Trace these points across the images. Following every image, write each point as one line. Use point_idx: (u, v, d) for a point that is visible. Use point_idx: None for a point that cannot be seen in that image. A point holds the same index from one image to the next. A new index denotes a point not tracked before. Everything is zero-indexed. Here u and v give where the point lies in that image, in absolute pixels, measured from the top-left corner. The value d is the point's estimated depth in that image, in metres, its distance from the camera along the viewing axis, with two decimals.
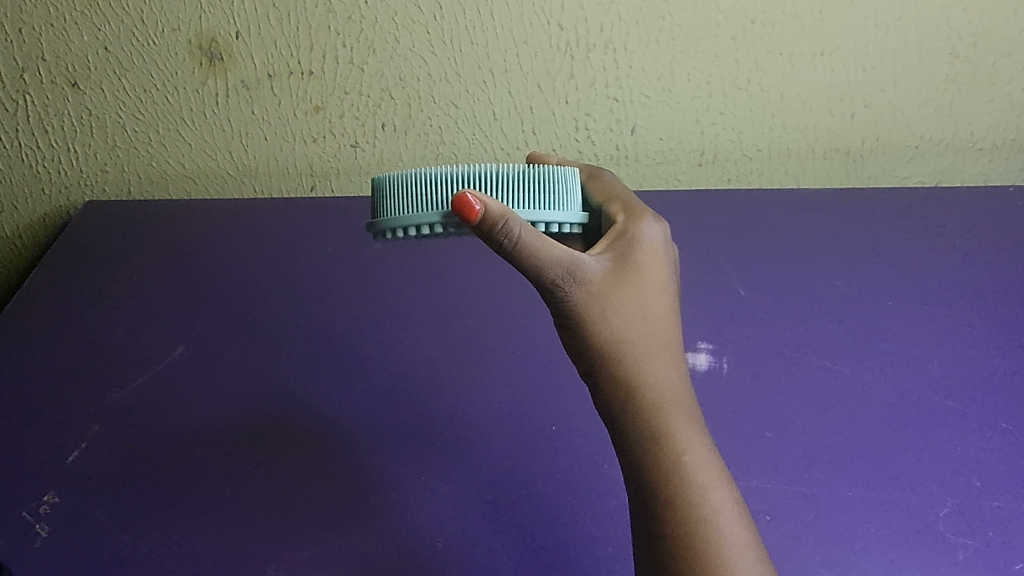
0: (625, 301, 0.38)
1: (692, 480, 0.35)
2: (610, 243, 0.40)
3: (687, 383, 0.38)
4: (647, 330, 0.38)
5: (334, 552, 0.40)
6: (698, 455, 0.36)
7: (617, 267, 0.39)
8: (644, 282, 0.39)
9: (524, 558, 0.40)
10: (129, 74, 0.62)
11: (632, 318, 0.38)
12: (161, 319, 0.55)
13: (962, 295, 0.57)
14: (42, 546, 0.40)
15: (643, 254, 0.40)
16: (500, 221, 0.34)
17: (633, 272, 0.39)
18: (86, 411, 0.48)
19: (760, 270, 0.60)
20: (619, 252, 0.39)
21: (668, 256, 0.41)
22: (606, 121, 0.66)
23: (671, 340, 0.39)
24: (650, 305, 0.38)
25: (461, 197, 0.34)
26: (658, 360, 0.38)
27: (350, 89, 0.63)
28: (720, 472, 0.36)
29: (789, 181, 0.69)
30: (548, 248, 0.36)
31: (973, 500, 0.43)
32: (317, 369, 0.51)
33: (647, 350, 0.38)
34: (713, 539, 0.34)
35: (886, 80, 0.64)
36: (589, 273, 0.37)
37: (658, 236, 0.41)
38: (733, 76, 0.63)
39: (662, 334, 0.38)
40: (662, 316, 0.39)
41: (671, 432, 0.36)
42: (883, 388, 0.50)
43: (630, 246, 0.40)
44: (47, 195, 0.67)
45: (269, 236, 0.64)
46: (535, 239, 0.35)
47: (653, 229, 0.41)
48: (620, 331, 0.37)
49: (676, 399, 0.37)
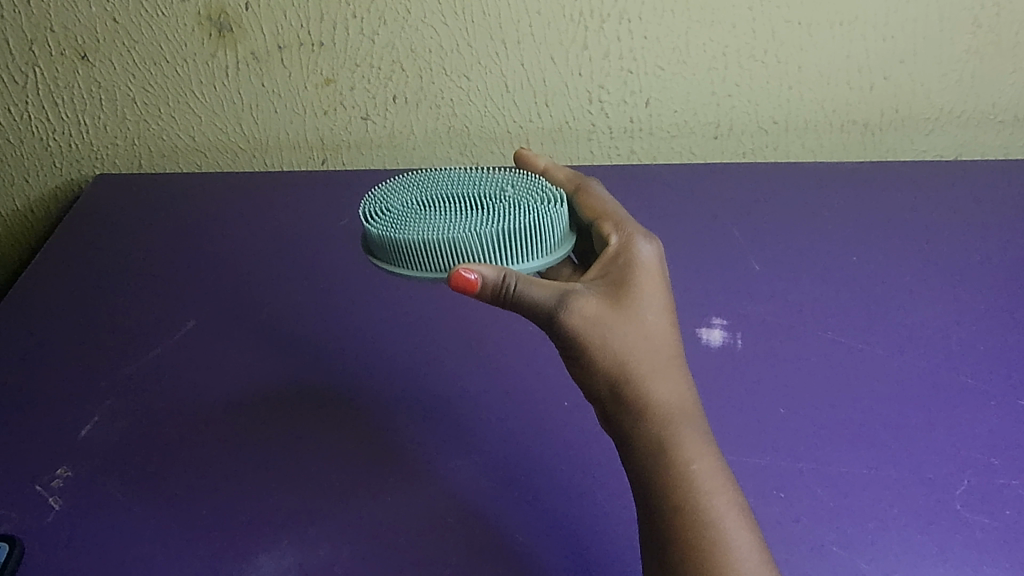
0: (625, 321, 0.39)
1: (695, 483, 0.35)
2: (604, 269, 0.41)
3: (693, 397, 0.39)
4: (647, 348, 0.38)
5: (342, 530, 0.39)
6: (702, 463, 0.36)
7: (612, 290, 0.40)
8: (642, 300, 0.40)
9: (538, 533, 0.39)
10: (139, 46, 0.62)
11: (633, 338, 0.38)
12: (173, 297, 0.55)
13: (979, 271, 0.56)
14: (55, 519, 0.39)
15: (638, 274, 0.40)
16: (491, 278, 0.37)
17: (630, 293, 0.39)
18: (97, 384, 0.48)
19: (773, 244, 0.60)
20: (612, 276, 0.41)
21: (663, 274, 0.42)
22: (620, 93, 0.65)
23: (675, 357, 0.39)
24: (649, 322, 0.39)
25: (456, 273, 0.37)
26: (660, 376, 0.38)
27: (361, 61, 0.63)
28: (728, 480, 0.36)
29: (806, 154, 0.69)
30: (538, 287, 0.38)
31: (989, 478, 0.41)
32: (328, 346, 0.51)
33: (648, 367, 0.38)
34: (715, 539, 0.33)
35: (906, 51, 0.63)
36: (584, 300, 0.38)
37: (652, 258, 0.42)
38: (750, 47, 0.62)
39: (664, 351, 0.39)
40: (663, 333, 0.39)
41: (676, 442, 0.36)
42: (901, 363, 0.49)
43: (623, 267, 0.41)
44: (59, 168, 0.68)
45: (279, 212, 0.64)
46: (529, 283, 0.38)
47: (645, 249, 0.42)
48: (621, 350, 0.38)
49: (682, 412, 0.37)
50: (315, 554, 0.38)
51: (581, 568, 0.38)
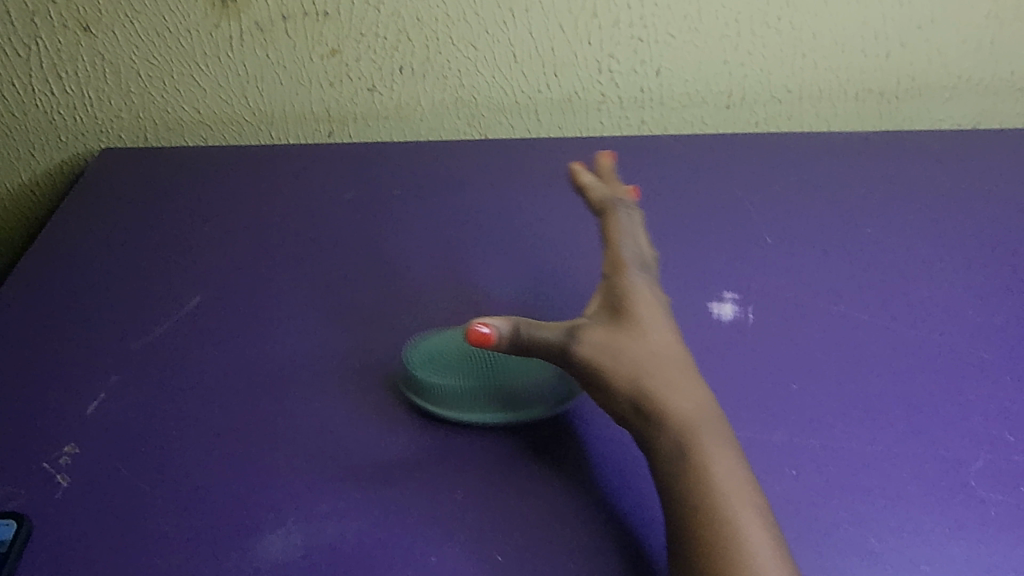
0: (635, 344, 0.39)
1: (713, 481, 0.34)
2: (604, 298, 0.42)
3: (712, 407, 0.38)
4: (661, 363, 0.38)
5: (349, 507, 0.39)
6: (720, 465, 0.35)
7: (614, 318, 0.40)
8: (646, 324, 0.40)
9: (546, 512, 0.38)
10: (141, 17, 0.62)
11: (644, 357, 0.38)
12: (180, 272, 0.55)
13: (996, 241, 0.55)
14: (62, 496, 0.39)
15: (637, 301, 0.41)
16: (503, 331, 0.39)
17: (632, 319, 0.40)
18: (104, 361, 0.48)
19: (786, 215, 0.59)
20: (613, 304, 0.41)
21: (660, 299, 0.42)
22: (631, 63, 0.65)
23: (688, 371, 0.39)
24: (656, 343, 0.39)
25: (471, 328, 0.39)
26: (675, 387, 0.37)
27: (367, 31, 0.63)
28: (749, 483, 0.35)
29: (820, 124, 0.69)
30: (544, 329, 0.39)
31: (1005, 454, 0.41)
32: (335, 321, 0.51)
33: (667, 380, 0.38)
34: (733, 532, 0.32)
35: (923, 17, 0.63)
36: (591, 333, 0.39)
37: (650, 288, 0.43)
38: (762, 13, 0.63)
39: (677, 366, 0.39)
40: (673, 351, 0.39)
41: (693, 448, 0.35)
42: (916, 335, 0.48)
43: (622, 294, 0.41)
44: (64, 142, 0.67)
45: (287, 185, 0.63)
46: (537, 327, 0.39)
47: (640, 278, 0.43)
48: (634, 368, 0.38)
49: (700, 419, 0.37)
50: (320, 532, 0.37)
51: (591, 549, 0.37)
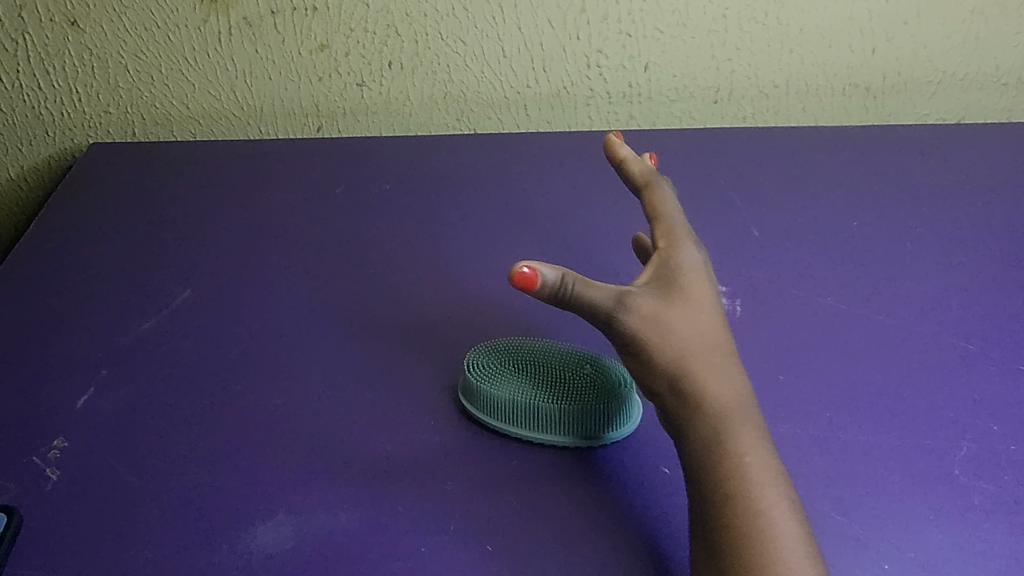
0: (683, 319, 0.38)
1: (750, 476, 0.34)
2: (654, 271, 0.40)
3: (748, 394, 0.38)
4: (705, 345, 0.38)
5: (339, 500, 0.39)
6: (756, 461, 0.35)
7: (665, 291, 0.38)
8: (693, 299, 0.39)
9: (537, 503, 0.39)
10: (130, 12, 0.62)
11: (690, 336, 0.37)
12: (168, 268, 0.55)
13: (981, 233, 0.56)
14: (52, 490, 0.39)
15: (688, 279, 0.40)
16: (553, 280, 0.35)
17: (682, 295, 0.39)
18: (93, 355, 0.48)
19: (773, 208, 0.59)
20: (663, 278, 0.39)
21: (710, 279, 0.41)
22: (619, 58, 0.66)
23: (727, 355, 0.38)
24: (704, 323, 0.38)
25: (517, 271, 0.34)
26: (717, 372, 0.37)
27: (356, 26, 0.63)
28: (782, 479, 0.35)
29: (807, 118, 0.69)
30: (597, 288, 0.36)
31: (988, 444, 0.41)
32: (324, 316, 0.51)
33: (708, 364, 0.37)
34: (769, 530, 0.32)
35: (909, 12, 0.64)
36: (644, 301, 0.37)
37: (698, 263, 0.41)
38: (750, 9, 0.64)
39: (718, 350, 0.38)
40: (717, 334, 0.39)
41: (730, 440, 0.35)
42: (902, 327, 0.49)
43: (673, 271, 0.40)
44: (52, 137, 0.67)
45: (276, 179, 0.63)
46: (590, 285, 0.36)
47: (691, 256, 0.41)
48: (679, 345, 0.37)
49: (738, 410, 0.36)
50: (311, 523, 0.38)
51: (581, 540, 0.37)
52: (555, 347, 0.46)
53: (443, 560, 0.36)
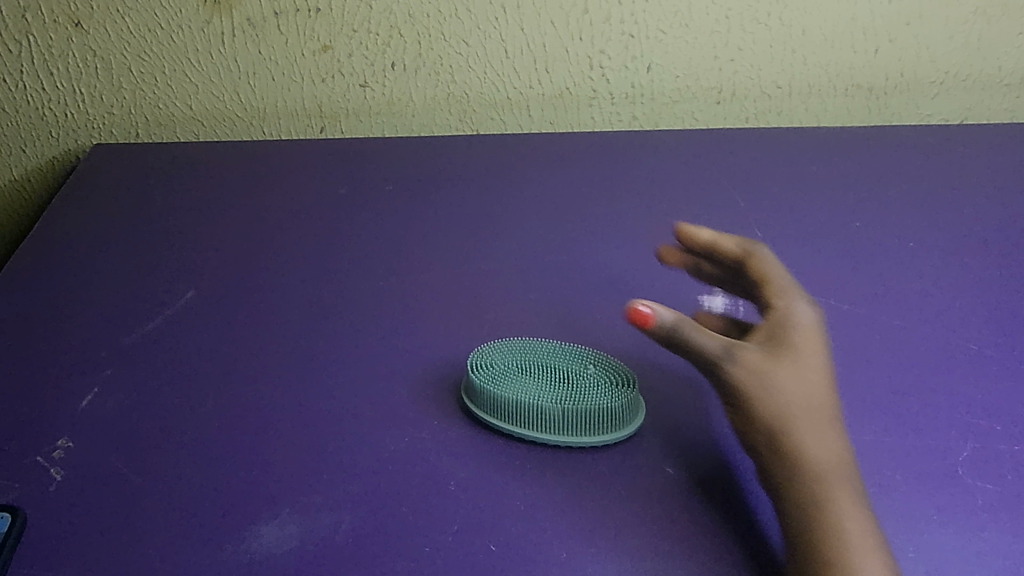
0: (790, 376, 0.36)
1: (843, 544, 0.32)
2: (766, 327, 0.39)
3: (852, 461, 0.35)
4: (810, 404, 0.36)
5: (343, 499, 0.39)
6: (852, 529, 0.33)
7: (773, 347, 0.38)
8: (805, 358, 0.37)
9: (542, 502, 0.39)
10: (133, 14, 0.63)
11: (795, 393, 0.36)
12: (172, 268, 0.55)
13: (985, 233, 0.56)
14: (56, 489, 0.39)
15: (799, 337, 0.38)
16: (665, 320, 0.38)
17: (791, 351, 0.37)
18: (97, 355, 0.48)
19: (777, 209, 0.59)
20: (773, 334, 0.38)
21: (823, 339, 0.39)
22: (621, 59, 0.66)
23: (838, 422, 0.36)
24: (811, 383, 0.37)
25: (631, 306, 0.38)
26: (820, 435, 0.35)
27: (359, 27, 0.64)
28: (881, 556, 0.32)
29: (810, 119, 0.69)
30: (706, 336, 0.38)
31: (992, 444, 0.41)
32: (328, 316, 0.51)
33: (811, 424, 0.35)
34: None
35: (911, 13, 0.64)
36: (750, 354, 0.37)
37: (812, 321, 0.40)
38: (753, 10, 0.64)
39: (824, 410, 0.36)
40: (824, 394, 0.37)
41: (826, 505, 0.33)
42: (905, 327, 0.49)
43: (784, 328, 0.39)
44: (55, 138, 0.68)
45: (279, 180, 0.64)
46: (698, 332, 0.38)
47: (805, 314, 0.40)
48: (782, 402, 0.36)
49: (838, 474, 0.34)
50: (315, 523, 0.38)
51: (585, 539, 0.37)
52: (557, 347, 0.46)
53: (447, 560, 0.36)
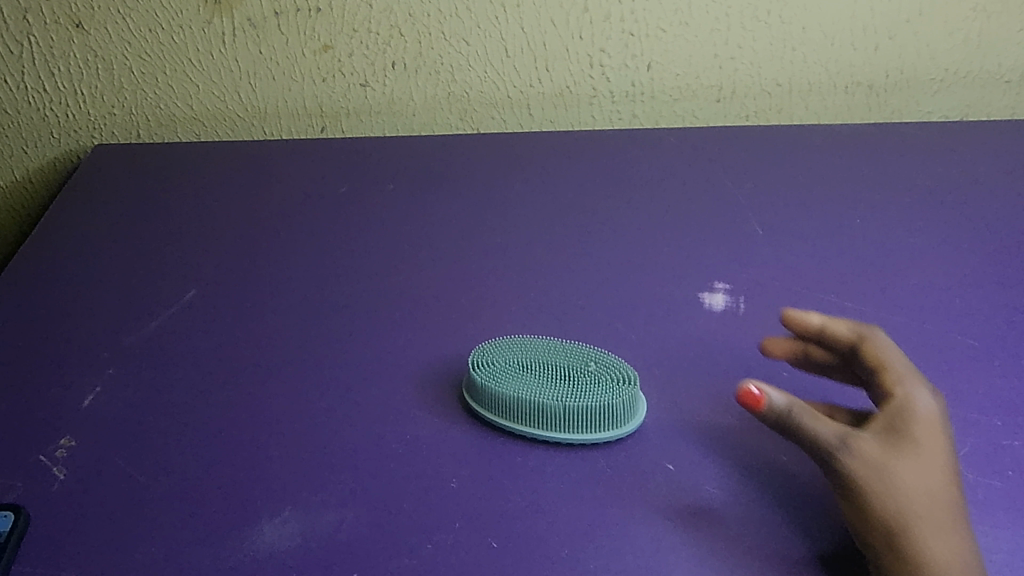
0: (913, 471, 0.33)
1: None
2: (885, 415, 0.36)
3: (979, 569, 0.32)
4: (933, 502, 0.33)
5: (345, 497, 0.39)
6: None
7: (893, 438, 0.34)
8: (929, 451, 0.34)
9: (543, 499, 0.39)
10: (134, 14, 0.63)
11: (919, 490, 0.33)
12: (173, 268, 0.55)
13: (986, 230, 0.56)
14: (58, 489, 0.39)
15: (923, 429, 0.35)
16: (776, 404, 0.35)
17: (913, 445, 0.34)
18: (99, 355, 0.48)
19: (777, 207, 0.59)
20: (894, 424, 0.35)
21: (948, 431, 0.36)
22: (621, 57, 0.66)
23: (965, 522, 0.33)
24: (935, 479, 0.33)
25: (743, 387, 0.36)
26: (942, 533, 0.32)
27: (359, 27, 0.64)
28: None
29: (811, 117, 0.69)
30: (821, 423, 0.35)
31: (993, 440, 0.41)
32: (329, 315, 0.51)
33: (934, 525, 0.32)
34: None
35: (911, 10, 0.64)
36: (868, 446, 0.34)
37: (935, 412, 0.36)
38: (753, 7, 0.64)
39: (949, 510, 0.33)
40: (948, 492, 0.33)
41: None
42: (906, 323, 0.49)
43: (905, 418, 0.35)
44: (57, 139, 0.68)
45: (280, 180, 0.64)
46: (813, 419, 0.35)
47: (929, 405, 0.36)
48: (902, 497, 0.32)
49: None
50: (316, 521, 0.38)
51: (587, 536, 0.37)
52: (556, 345, 0.46)
53: (448, 558, 0.36)
